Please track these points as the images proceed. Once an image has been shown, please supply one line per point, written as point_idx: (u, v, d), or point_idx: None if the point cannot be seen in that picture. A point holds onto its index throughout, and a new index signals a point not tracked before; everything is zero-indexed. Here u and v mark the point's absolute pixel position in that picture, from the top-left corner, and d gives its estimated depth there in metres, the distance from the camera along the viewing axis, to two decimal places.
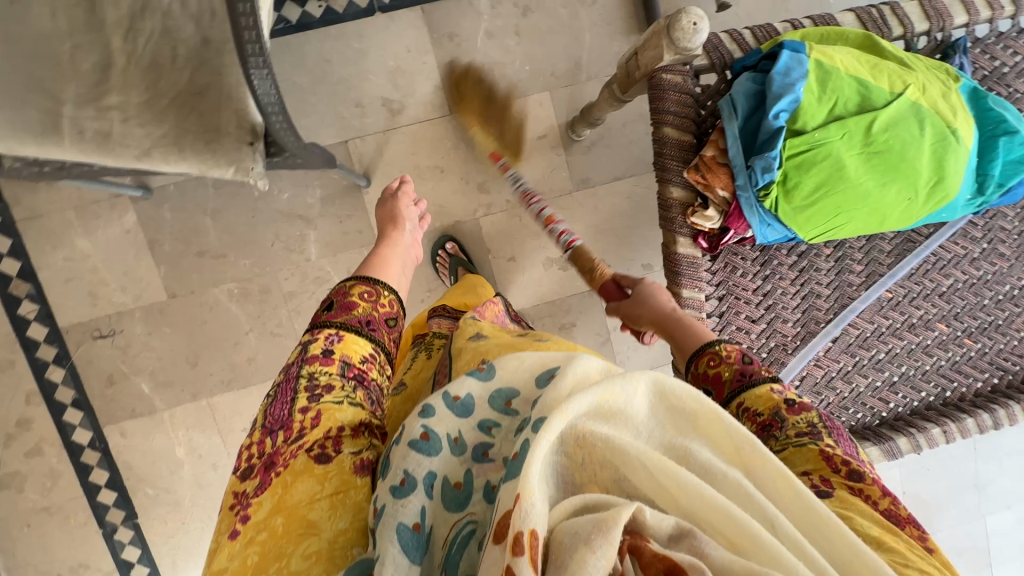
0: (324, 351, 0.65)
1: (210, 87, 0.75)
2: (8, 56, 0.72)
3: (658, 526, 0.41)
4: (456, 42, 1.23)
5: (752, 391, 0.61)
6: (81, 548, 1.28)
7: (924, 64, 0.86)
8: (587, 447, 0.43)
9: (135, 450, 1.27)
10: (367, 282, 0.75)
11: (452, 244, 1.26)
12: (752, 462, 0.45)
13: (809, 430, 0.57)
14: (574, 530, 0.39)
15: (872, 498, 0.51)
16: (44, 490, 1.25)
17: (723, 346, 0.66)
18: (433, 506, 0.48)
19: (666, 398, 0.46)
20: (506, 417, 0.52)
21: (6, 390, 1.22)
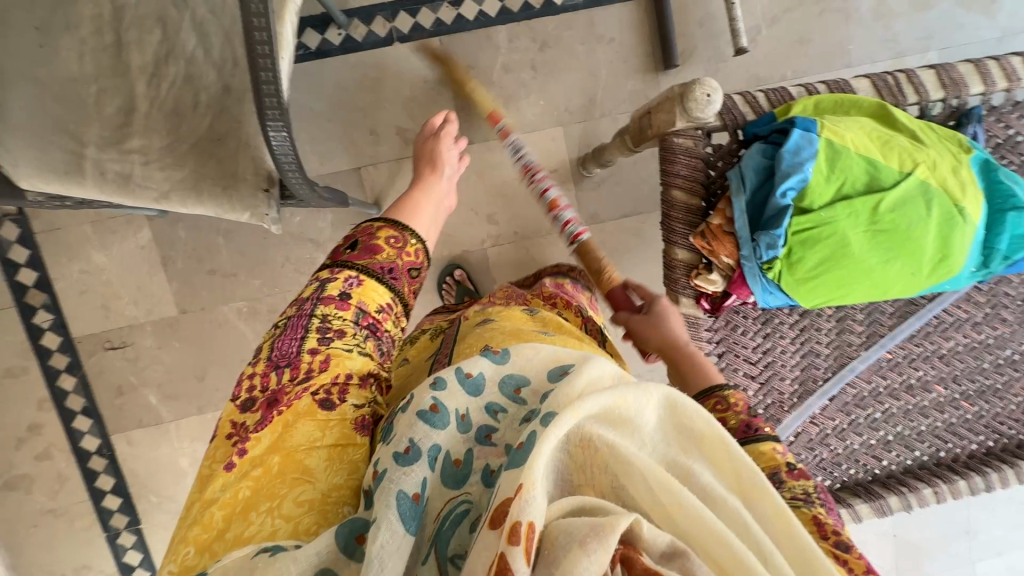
0: (342, 294, 0.70)
1: (228, 135, 0.77)
2: (37, 98, 0.74)
3: (653, 542, 0.39)
4: (472, 75, 1.24)
5: (756, 446, 0.61)
6: (84, 549, 1.32)
7: (938, 139, 0.86)
8: (591, 449, 0.42)
9: (141, 459, 1.30)
10: (394, 228, 0.79)
11: (460, 273, 1.28)
12: (752, 493, 0.44)
13: (804, 496, 0.56)
14: (569, 529, 0.38)
15: (854, 570, 0.48)
16: (52, 493, 1.29)
17: (732, 392, 0.66)
18: (433, 479, 0.47)
19: (677, 417, 0.45)
20: (513, 405, 0.52)
21: (19, 396, 1.25)
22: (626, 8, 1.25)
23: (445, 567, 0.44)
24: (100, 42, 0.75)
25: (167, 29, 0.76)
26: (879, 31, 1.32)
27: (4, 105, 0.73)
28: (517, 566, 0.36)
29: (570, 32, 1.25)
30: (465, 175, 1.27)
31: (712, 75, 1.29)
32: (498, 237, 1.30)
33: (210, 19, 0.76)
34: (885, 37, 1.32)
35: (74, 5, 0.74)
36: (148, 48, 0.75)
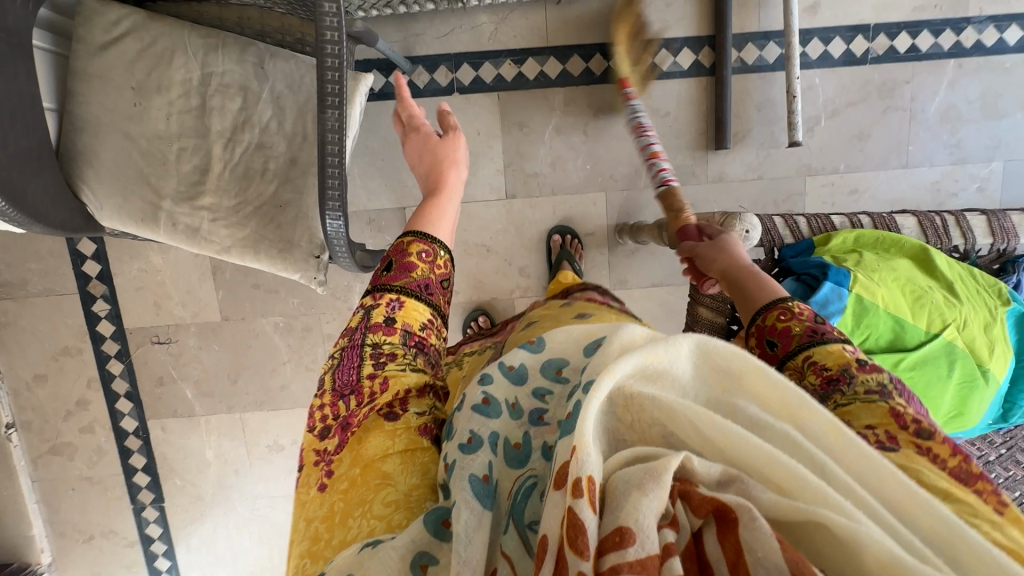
0: (387, 320, 0.67)
1: (290, 204, 0.83)
2: (126, 151, 0.80)
3: (708, 473, 0.40)
4: (524, 132, 1.27)
5: (822, 346, 0.57)
6: (112, 516, 1.45)
7: (977, 296, 0.85)
8: (635, 406, 0.43)
9: (172, 444, 1.42)
10: (424, 240, 0.74)
11: (485, 320, 1.32)
12: (803, 415, 0.42)
13: (878, 388, 0.52)
14: (626, 478, 0.39)
15: (942, 459, 0.46)
16: (91, 463, 1.42)
17: (795, 304, 0.63)
18: (497, 462, 0.50)
19: (708, 358, 0.45)
20: (559, 386, 0.56)
21: (72, 373, 1.37)
22: (686, 84, 1.25)
23: (525, 533, 0.44)
24: (186, 103, 0.80)
25: (247, 99, 0.81)
26: (943, 135, 1.29)
27: (97, 153, 0.80)
28: (584, 516, 0.37)
29: None
30: (504, 227, 1.32)
31: (762, 160, 1.29)
32: (527, 289, 1.35)
33: (287, 94, 0.81)
34: (950, 141, 1.29)
35: (167, 68, 0.79)
36: (228, 114, 0.81)
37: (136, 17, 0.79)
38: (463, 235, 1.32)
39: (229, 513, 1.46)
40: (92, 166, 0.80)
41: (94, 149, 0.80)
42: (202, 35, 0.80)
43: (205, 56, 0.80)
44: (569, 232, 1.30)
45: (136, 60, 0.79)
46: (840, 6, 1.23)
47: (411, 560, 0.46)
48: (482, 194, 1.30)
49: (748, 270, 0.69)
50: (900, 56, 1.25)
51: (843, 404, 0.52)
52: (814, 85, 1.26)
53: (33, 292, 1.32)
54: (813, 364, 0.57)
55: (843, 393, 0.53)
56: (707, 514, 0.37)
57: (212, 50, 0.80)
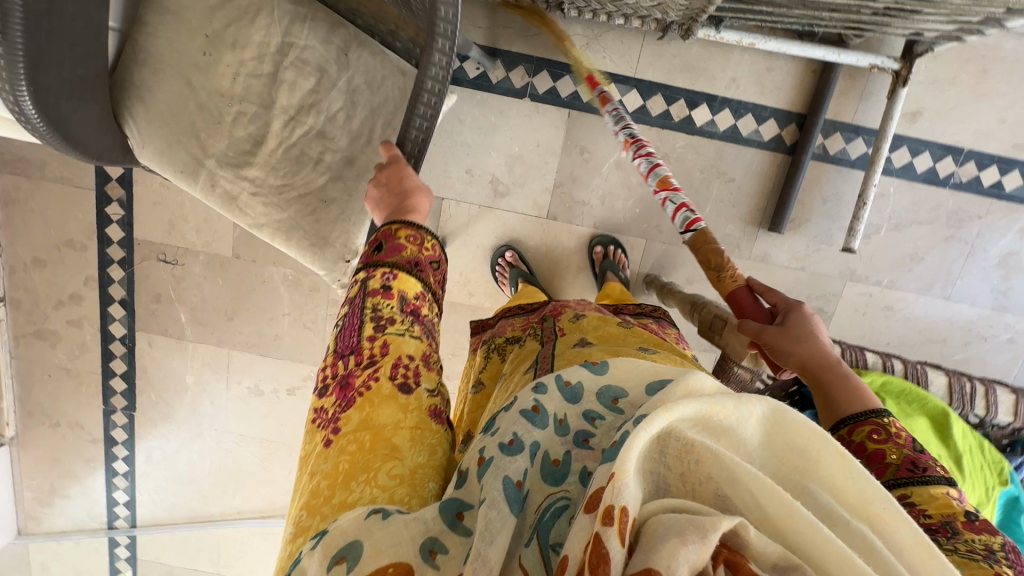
0: (381, 287, 0.64)
1: (336, 202, 0.84)
2: (185, 99, 0.77)
3: (762, 552, 0.36)
4: (584, 157, 1.22)
5: (925, 487, 0.53)
6: (80, 410, 1.46)
7: (978, 473, 0.84)
8: (693, 457, 0.40)
9: (155, 360, 1.42)
10: (414, 226, 0.70)
11: (512, 255, 1.26)
12: (884, 519, 0.39)
13: (988, 553, 0.47)
14: (669, 524, 0.36)
15: None
16: (72, 356, 1.41)
17: (892, 422, 0.58)
18: (532, 472, 0.45)
19: (781, 428, 0.42)
20: (611, 414, 0.50)
21: (70, 266, 1.34)
22: (760, 156, 1.20)
23: (546, 552, 0.41)
24: (258, 67, 0.78)
25: (321, 82, 0.80)
26: (994, 279, 1.26)
27: (151, 91, 0.77)
28: (611, 546, 0.35)
29: (695, 156, 1.21)
30: (536, 244, 1.28)
31: (810, 252, 1.26)
32: None
33: (364, 90, 0.81)
34: (998, 287, 1.26)
35: (247, 27, 0.76)
36: (296, 92, 0.79)
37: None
38: (493, 242, 1.28)
39: (196, 439, 1.48)
40: (144, 102, 0.78)
41: (149, 84, 0.77)
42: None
43: (289, 25, 0.77)
44: (612, 242, 1.25)
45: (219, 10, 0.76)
46: (941, 121, 1.17)
47: (421, 544, 0.42)
48: (524, 206, 1.26)
49: (831, 363, 0.63)
50: (983, 189, 1.20)
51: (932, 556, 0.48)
52: (887, 193, 1.21)
53: (48, 176, 1.28)
54: (908, 504, 0.53)
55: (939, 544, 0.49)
56: None
57: (296, 19, 0.77)
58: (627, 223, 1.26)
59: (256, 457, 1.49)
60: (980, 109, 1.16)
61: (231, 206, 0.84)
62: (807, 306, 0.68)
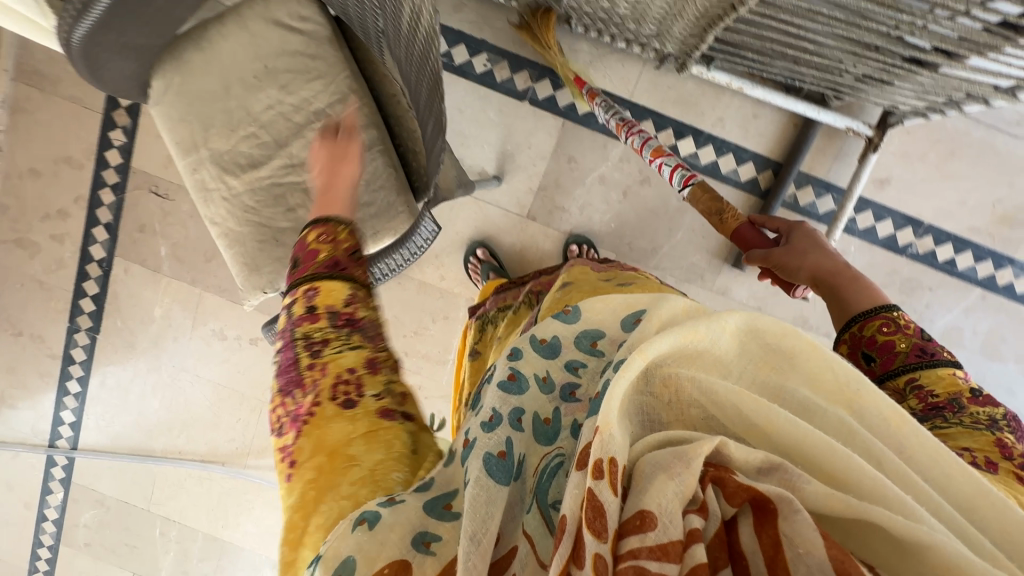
0: (304, 307, 0.54)
1: (288, 252, 0.95)
2: (223, 97, 0.91)
3: (745, 461, 0.41)
4: (570, 166, 1.28)
5: (933, 369, 0.64)
6: (45, 324, 1.48)
7: None
8: (675, 386, 0.46)
9: (127, 288, 1.45)
10: (325, 224, 0.60)
11: (484, 253, 1.31)
12: (860, 398, 0.45)
13: (987, 421, 0.59)
14: (654, 461, 0.41)
15: None
16: (48, 270, 1.45)
17: (902, 316, 0.67)
18: (524, 437, 0.49)
19: (755, 335, 0.47)
20: (592, 359, 0.55)
21: (65, 182, 1.39)
22: (736, 194, 1.26)
23: (547, 512, 0.44)
24: (292, 113, 0.92)
25: None
26: None
27: (193, 70, 0.91)
28: (605, 497, 0.39)
29: None
30: (512, 241, 1.33)
31: (768, 294, 1.31)
32: None
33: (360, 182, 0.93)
34: None
35: (303, 82, 0.91)
36: (309, 150, 0.93)
37: (321, 32, 0.91)
38: (471, 232, 1.33)
39: (150, 372, 1.51)
40: (181, 73, 0.91)
41: (194, 68, 0.91)
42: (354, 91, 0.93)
43: (333, 102, 0.92)
44: (587, 242, 1.29)
45: (285, 57, 0.91)
46: (907, 192, 1.24)
47: (413, 538, 0.43)
48: (506, 202, 1.31)
49: (837, 268, 0.74)
50: (937, 263, 1.26)
51: (943, 427, 0.60)
52: (847, 251, 1.27)
53: (62, 94, 1.34)
54: (918, 388, 0.64)
55: (946, 419, 0.61)
56: (743, 501, 0.39)
57: (337, 102, 0.92)
58: (601, 235, 1.31)
59: (206, 399, 1.52)
60: (945, 187, 1.23)
61: (203, 197, 0.95)
62: (807, 225, 0.82)
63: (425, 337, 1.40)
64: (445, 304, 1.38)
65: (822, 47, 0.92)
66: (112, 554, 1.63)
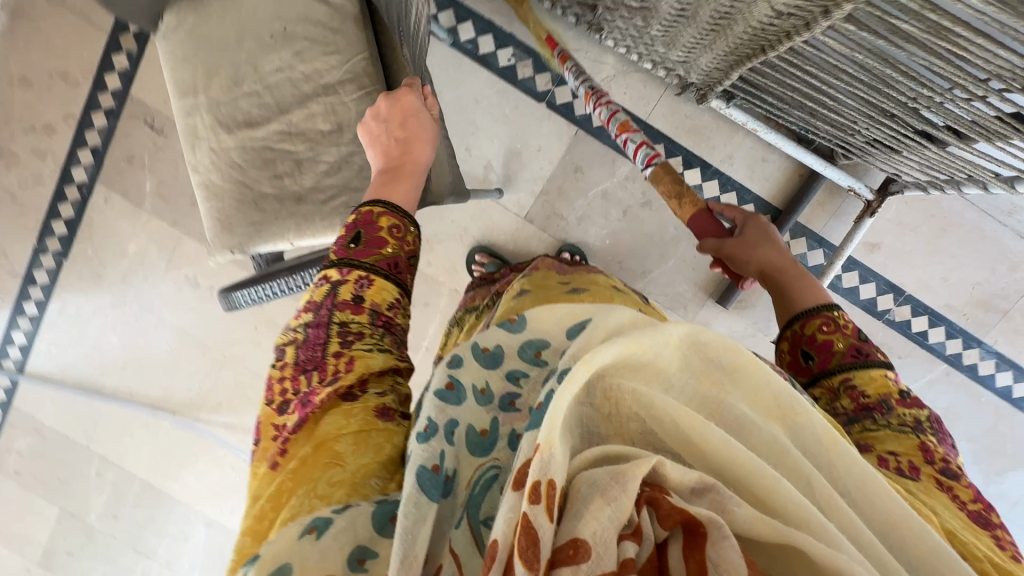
0: (353, 296, 0.58)
1: (263, 221, 0.92)
2: (233, 45, 0.89)
3: (680, 481, 0.41)
4: (576, 176, 1.28)
5: (866, 371, 0.67)
6: (11, 239, 1.42)
7: None
8: (616, 398, 0.45)
9: (103, 217, 1.40)
10: (398, 215, 0.64)
11: (485, 258, 1.30)
12: (793, 415, 0.46)
13: (912, 423, 0.64)
14: (591, 480, 0.40)
15: (958, 494, 0.57)
16: (24, 184, 1.39)
17: (841, 316, 0.72)
18: (455, 451, 0.47)
19: (699, 350, 0.46)
20: (534, 369, 0.54)
21: (57, 98, 1.34)
22: None
23: (478, 529, 0.43)
24: (300, 81, 0.88)
25: (338, 129, 0.90)
26: None
27: (209, 13, 0.89)
28: (540, 523, 0.37)
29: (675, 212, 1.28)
30: (505, 239, 1.32)
31: (746, 335, 1.33)
32: None
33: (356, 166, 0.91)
34: None
35: (318, 53, 0.87)
36: (310, 121, 0.90)
37: (349, 6, 0.86)
38: (466, 223, 1.32)
39: (113, 308, 1.46)
40: (198, 14, 0.89)
41: (211, 12, 0.89)
42: (372, 76, 0.88)
43: (345, 80, 0.88)
44: (579, 254, 1.29)
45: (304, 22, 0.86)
46: (893, 259, 1.27)
47: (350, 554, 0.42)
48: (506, 199, 1.30)
49: (784, 265, 0.77)
50: (910, 333, 1.30)
51: (872, 430, 0.64)
52: None
53: (69, 5, 1.30)
54: (851, 388, 0.67)
55: (875, 420, 0.65)
56: (676, 523, 0.38)
57: (349, 81, 0.88)
58: (594, 250, 1.31)
59: (167, 344, 1.48)
60: (930, 261, 1.26)
61: (190, 143, 0.93)
62: (761, 218, 0.82)
63: None
64: (428, 291, 1.37)
65: (843, 108, 0.94)
66: (41, 486, 1.57)
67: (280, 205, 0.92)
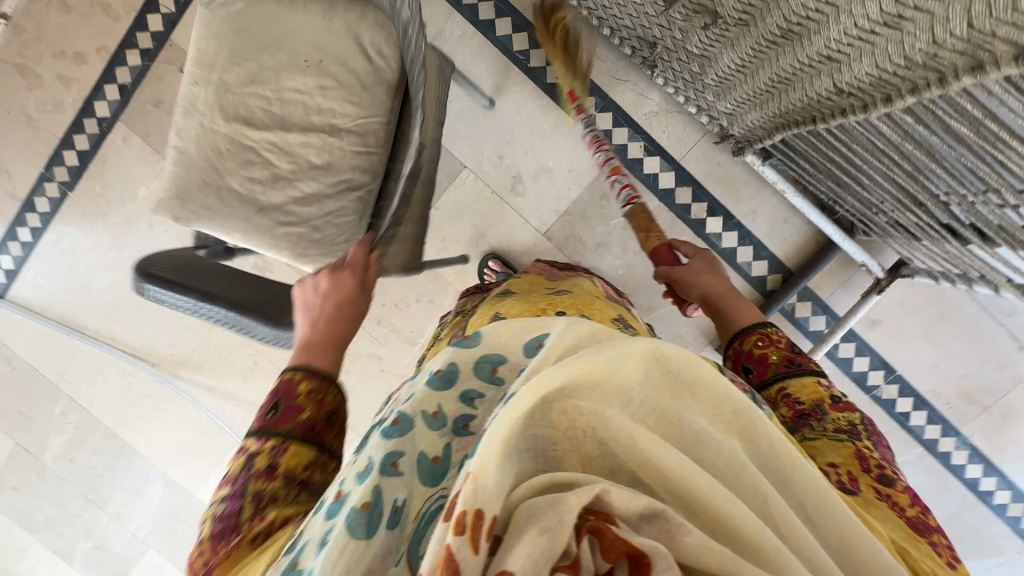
0: (265, 467, 0.51)
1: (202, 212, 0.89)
2: (280, 34, 0.88)
3: (626, 508, 0.40)
4: (601, 203, 1.29)
5: (799, 377, 0.68)
6: (19, 162, 1.38)
7: None
8: (571, 418, 0.43)
9: (118, 156, 1.37)
10: (317, 374, 0.58)
11: (497, 265, 1.29)
12: (755, 428, 0.44)
13: (849, 428, 0.62)
14: (532, 510, 0.38)
15: (898, 502, 0.53)
16: (42, 108, 1.35)
17: (774, 332, 0.73)
18: (406, 480, 0.44)
19: (661, 363, 0.43)
20: (489, 389, 0.50)
21: (94, 29, 1.32)
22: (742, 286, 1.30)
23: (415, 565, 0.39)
24: (312, 111, 0.90)
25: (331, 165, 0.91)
26: None
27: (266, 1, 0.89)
28: (463, 555, 0.34)
29: None
30: (521, 252, 1.32)
31: None
32: None
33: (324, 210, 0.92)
34: None
35: (341, 97, 0.89)
36: (306, 150, 0.90)
37: (389, 75, 0.90)
38: (485, 229, 1.32)
39: (110, 250, 1.42)
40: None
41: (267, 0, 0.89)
42: (379, 140, 0.93)
43: (353, 129, 0.91)
44: None
45: (342, 68, 0.89)
46: (890, 337, 1.30)
47: None
48: (529, 213, 1.31)
49: (725, 290, 0.79)
50: (893, 412, 1.33)
51: (811, 439, 0.62)
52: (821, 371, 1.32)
53: None
54: (787, 396, 0.67)
55: (812, 427, 0.64)
56: (620, 553, 0.38)
57: (356, 133, 0.91)
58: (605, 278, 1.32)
59: None
60: (926, 344, 1.29)
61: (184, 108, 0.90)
62: (711, 253, 0.86)
63: (405, 313, 1.37)
64: (434, 288, 1.36)
65: (871, 184, 0.96)
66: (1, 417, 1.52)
67: (240, 204, 0.90)
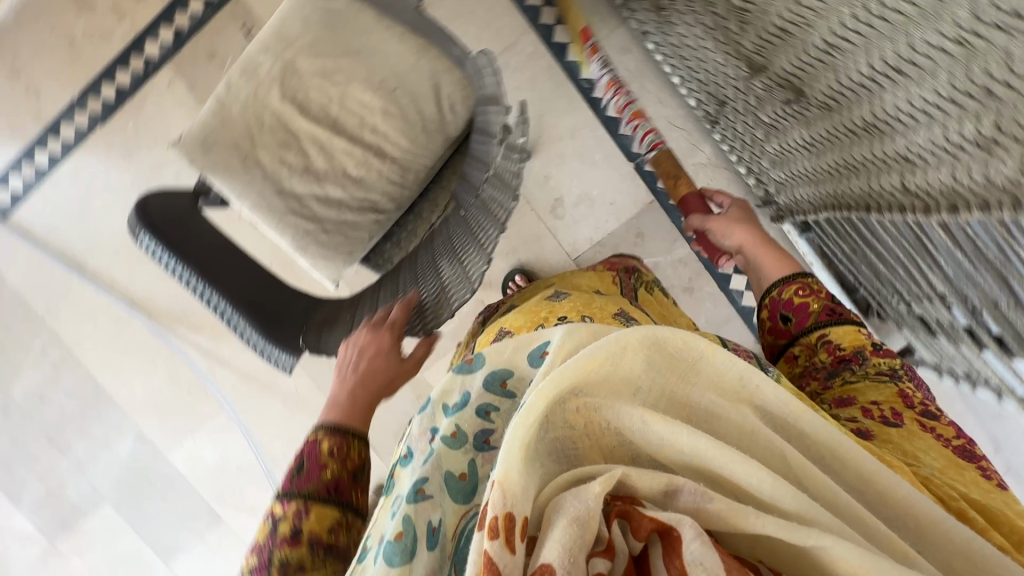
0: (291, 530, 0.54)
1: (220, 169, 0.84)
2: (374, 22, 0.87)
3: (648, 488, 0.43)
4: (636, 240, 1.31)
5: (841, 327, 0.74)
6: (50, 85, 1.32)
7: None
8: (587, 415, 0.46)
9: (158, 100, 1.33)
10: (339, 434, 0.60)
11: (523, 281, 1.29)
12: (760, 392, 0.47)
13: (889, 372, 0.70)
14: (562, 502, 0.41)
15: (940, 431, 0.62)
16: (88, 36, 1.31)
17: (815, 282, 0.78)
18: (443, 501, 0.49)
19: (662, 346, 0.46)
20: (505, 402, 0.54)
21: None
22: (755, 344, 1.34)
23: None
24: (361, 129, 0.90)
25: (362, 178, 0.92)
26: None
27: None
28: (502, 556, 0.37)
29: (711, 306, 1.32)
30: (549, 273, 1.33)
31: None
32: None
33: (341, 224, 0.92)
34: None
35: (395, 126, 0.90)
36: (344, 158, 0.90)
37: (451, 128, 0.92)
38: (517, 244, 1.33)
39: (129, 192, 1.37)
40: None
41: None
42: (417, 179, 0.96)
43: (394, 158, 0.92)
44: None
45: (412, 102, 0.89)
46: None
47: None
48: (563, 237, 1.32)
49: (764, 239, 0.83)
50: None
51: (852, 381, 0.70)
52: None
53: None
54: (829, 344, 0.74)
55: (854, 371, 0.71)
56: (650, 527, 0.40)
57: (398, 166, 0.93)
58: None
59: None
60: None
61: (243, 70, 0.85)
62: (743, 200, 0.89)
63: None
64: None
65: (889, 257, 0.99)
66: None
67: (262, 179, 0.86)
